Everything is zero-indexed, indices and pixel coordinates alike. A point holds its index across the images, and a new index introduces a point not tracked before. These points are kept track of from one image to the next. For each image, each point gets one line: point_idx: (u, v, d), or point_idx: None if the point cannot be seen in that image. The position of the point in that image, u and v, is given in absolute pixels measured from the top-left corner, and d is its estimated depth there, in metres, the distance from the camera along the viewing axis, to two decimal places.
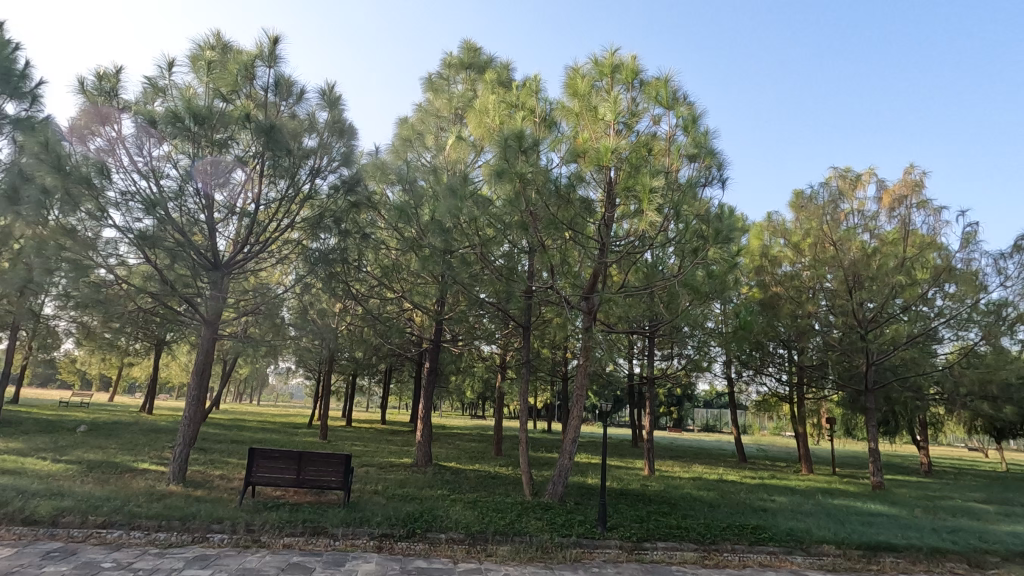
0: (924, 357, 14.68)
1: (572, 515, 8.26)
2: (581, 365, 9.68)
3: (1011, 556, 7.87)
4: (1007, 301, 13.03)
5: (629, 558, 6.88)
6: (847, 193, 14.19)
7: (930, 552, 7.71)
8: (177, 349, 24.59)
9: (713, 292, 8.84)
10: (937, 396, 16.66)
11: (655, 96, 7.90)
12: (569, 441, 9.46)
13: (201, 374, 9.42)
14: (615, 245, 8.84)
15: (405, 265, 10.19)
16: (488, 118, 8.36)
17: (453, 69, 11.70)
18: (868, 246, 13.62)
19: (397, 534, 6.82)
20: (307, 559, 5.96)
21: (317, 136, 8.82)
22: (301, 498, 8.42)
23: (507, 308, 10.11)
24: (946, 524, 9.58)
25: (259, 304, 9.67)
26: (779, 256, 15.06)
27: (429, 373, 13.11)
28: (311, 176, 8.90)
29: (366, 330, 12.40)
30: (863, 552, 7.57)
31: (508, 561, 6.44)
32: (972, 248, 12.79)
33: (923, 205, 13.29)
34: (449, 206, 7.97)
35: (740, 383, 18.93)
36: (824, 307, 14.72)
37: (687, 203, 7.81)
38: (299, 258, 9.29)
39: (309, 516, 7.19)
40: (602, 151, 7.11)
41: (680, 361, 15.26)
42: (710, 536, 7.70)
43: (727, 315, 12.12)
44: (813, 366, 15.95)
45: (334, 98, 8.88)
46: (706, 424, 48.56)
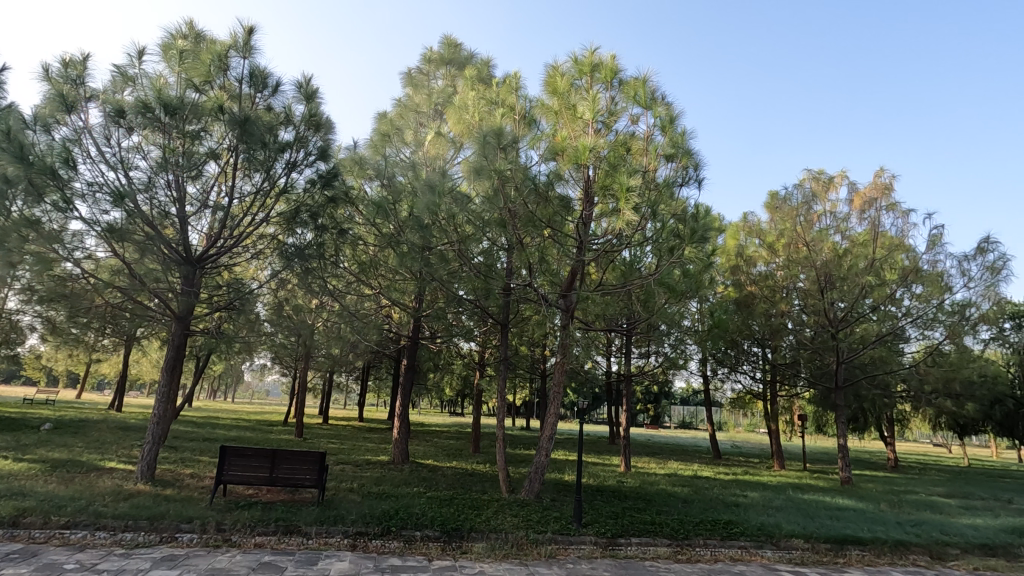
0: (892, 356, 15.05)
1: (548, 511, 8.30)
2: (559, 362, 9.70)
3: (970, 548, 8.14)
4: (970, 301, 13.45)
5: (604, 554, 6.95)
6: (820, 195, 14.41)
7: (894, 546, 7.95)
8: (148, 345, 23.95)
9: (689, 291, 8.95)
10: (904, 394, 17.14)
11: (633, 96, 7.97)
12: (546, 438, 9.49)
13: (171, 371, 9.18)
14: (594, 243, 8.89)
15: (383, 261, 10.08)
16: (467, 114, 8.31)
17: (434, 64, 11.62)
18: (839, 247, 13.93)
19: (372, 532, 6.78)
20: (279, 558, 5.88)
21: (293, 129, 8.64)
22: (274, 497, 8.29)
23: (485, 305, 10.07)
24: (909, 518, 9.88)
25: (233, 300, 9.36)
26: (754, 255, 15.32)
27: (407, 371, 13.02)
28: (287, 170, 8.72)
29: (343, 328, 12.26)
30: (831, 546, 7.77)
31: (483, 558, 6.46)
32: (938, 250, 13.18)
33: (893, 207, 13.60)
34: (427, 202, 7.94)
35: (715, 381, 19.22)
36: (797, 307, 15.07)
37: (664, 203, 7.93)
38: (274, 253, 9.13)
39: (283, 514, 7.11)
40: (580, 149, 7.19)
41: (658, 359, 15.41)
42: (683, 531, 7.81)
43: (703, 314, 12.26)
44: (786, 364, 16.28)
45: (311, 91, 8.75)
46: (682, 421, 49.13)
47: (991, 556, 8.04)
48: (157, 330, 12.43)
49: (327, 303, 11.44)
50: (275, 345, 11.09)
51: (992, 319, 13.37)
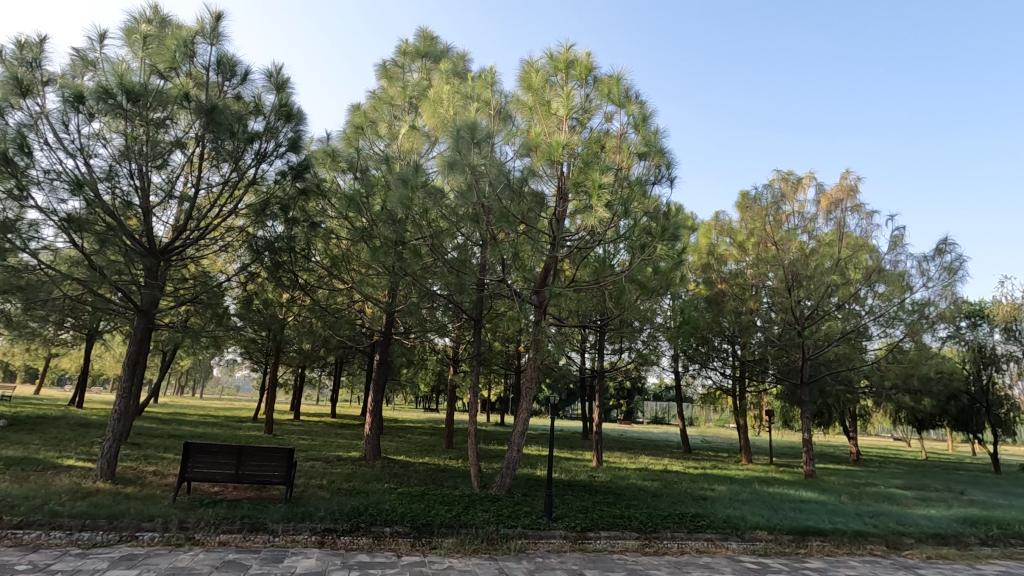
0: (855, 353, 15.48)
1: (519, 507, 8.32)
2: (532, 358, 9.72)
3: (924, 537, 8.46)
4: (929, 301, 13.90)
5: (573, 548, 7.01)
6: (789, 196, 14.67)
7: (853, 536, 8.21)
8: (111, 340, 23.20)
9: (661, 288, 9.05)
10: (866, 389, 17.73)
11: (608, 93, 8.00)
12: (518, 433, 9.51)
13: (134, 366, 8.92)
14: (568, 240, 8.94)
15: (355, 255, 9.93)
16: (441, 108, 8.25)
17: (409, 57, 11.43)
18: (807, 246, 14.24)
19: (340, 529, 6.71)
20: (244, 556, 5.77)
21: (263, 119, 8.46)
22: (241, 494, 8.16)
23: (459, 300, 10.01)
24: (868, 509, 10.20)
25: (199, 293, 9.26)
26: (725, 254, 15.66)
27: (379, 366, 12.91)
28: (256, 161, 8.53)
29: (315, 323, 12.05)
30: (793, 537, 7.99)
31: (452, 553, 6.45)
32: (899, 250, 13.60)
33: (858, 209, 13.98)
34: (399, 195, 7.86)
35: (686, 376, 19.55)
36: (765, 305, 15.40)
37: (637, 201, 7.94)
38: (243, 246, 8.93)
39: (249, 512, 6.99)
40: (553, 145, 7.22)
41: (630, 355, 15.60)
42: (652, 524, 7.94)
43: (674, 311, 12.41)
44: (754, 361, 16.60)
45: (281, 81, 8.58)
46: (655, 416, 49.99)
47: (943, 544, 8.38)
48: (119, 324, 12.06)
49: (298, 297, 11.25)
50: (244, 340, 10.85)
51: (949, 317, 13.90)
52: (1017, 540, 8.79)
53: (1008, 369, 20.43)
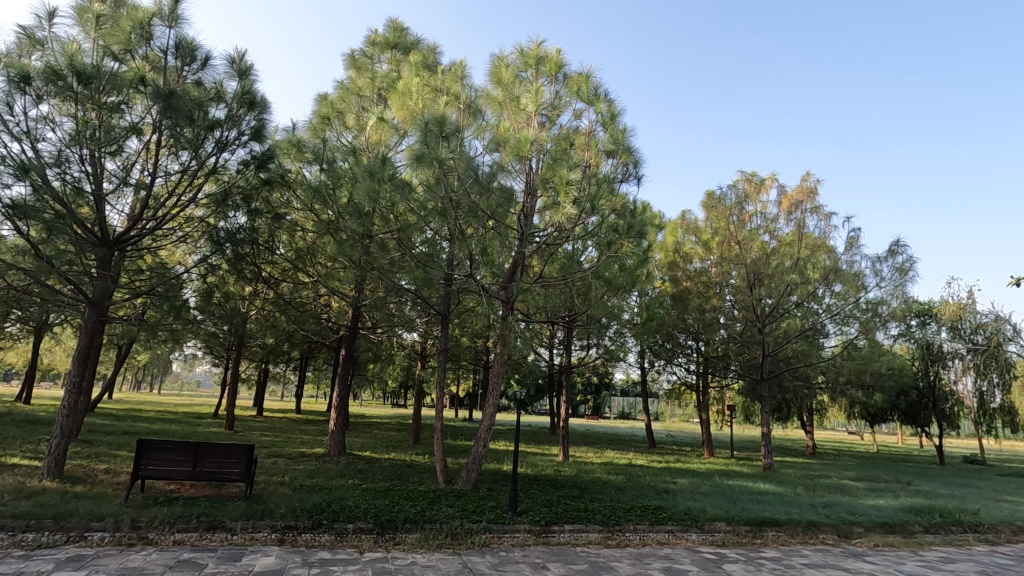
0: (812, 349, 16.04)
1: (484, 501, 8.35)
2: (499, 353, 9.71)
3: (872, 526, 8.84)
4: (882, 300, 14.50)
5: (537, 541, 7.07)
6: (752, 196, 15.01)
7: (806, 526, 8.52)
8: (62, 333, 22.20)
9: (626, 284, 9.16)
10: (822, 385, 18.37)
11: (576, 91, 8.07)
12: (484, 428, 9.52)
13: (84, 360, 8.54)
14: (536, 236, 8.92)
15: (321, 249, 9.78)
16: (410, 101, 8.18)
17: (378, 47, 11.12)
18: (768, 246, 14.63)
19: (302, 526, 6.60)
20: (200, 555, 5.62)
21: (225, 107, 8.21)
22: (199, 492, 7.95)
23: (427, 296, 9.95)
24: (821, 500, 10.59)
25: (155, 285, 8.78)
26: (690, 253, 15.98)
27: (344, 361, 12.72)
28: (217, 149, 8.27)
29: (278, 317, 11.80)
30: (750, 528, 8.24)
31: (415, 548, 6.42)
32: (855, 250, 14.11)
33: (817, 210, 14.44)
34: (366, 188, 7.74)
35: (652, 372, 19.91)
36: (729, 303, 15.77)
37: (604, 198, 8.02)
38: (203, 237, 8.67)
39: (205, 510, 6.81)
40: (521, 141, 7.22)
41: (598, 351, 15.81)
42: (615, 517, 8.07)
43: (641, 308, 12.61)
44: (717, 357, 16.98)
45: (244, 68, 8.33)
46: (622, 412, 50.87)
47: (889, 533, 8.77)
48: (70, 316, 11.55)
49: (260, 291, 10.99)
50: (204, 334, 10.52)
51: (900, 316, 14.54)
52: (957, 527, 9.25)
53: (953, 366, 21.44)
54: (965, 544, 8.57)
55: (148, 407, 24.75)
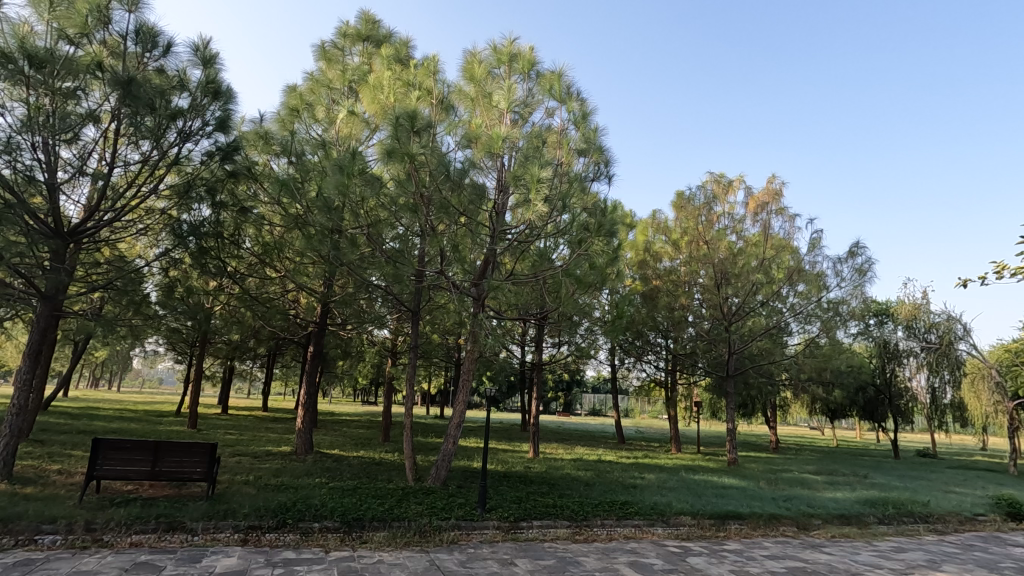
0: (776, 347, 16.48)
1: (453, 498, 8.33)
2: (470, 351, 9.67)
3: (830, 518, 9.15)
4: (842, 299, 15.03)
5: (505, 537, 7.09)
6: (720, 197, 15.32)
7: (768, 519, 8.76)
8: (13, 328, 21.18)
9: (597, 283, 9.21)
10: (785, 382, 18.87)
11: (549, 89, 8.11)
12: (454, 425, 9.49)
13: (35, 356, 8.15)
14: (508, 233, 8.94)
15: (289, 243, 9.60)
16: (382, 95, 8.04)
17: (349, 39, 10.88)
18: (735, 246, 14.95)
19: (266, 526, 6.48)
20: (158, 557, 5.47)
21: (189, 96, 7.95)
22: (159, 492, 7.73)
23: (397, 293, 9.85)
24: (783, 493, 10.90)
25: (114, 278, 8.46)
26: (660, 252, 16.13)
27: (312, 358, 12.50)
28: (181, 140, 8.01)
29: (244, 312, 11.53)
30: (714, 521, 8.43)
31: (383, 547, 6.37)
32: (817, 252, 14.54)
33: (782, 212, 14.81)
34: (334, 182, 7.53)
35: (623, 369, 20.17)
36: (697, 301, 16.05)
37: (575, 196, 8.12)
38: (165, 230, 8.41)
39: (165, 510, 6.62)
40: (493, 137, 7.19)
41: (569, 348, 15.95)
42: (583, 513, 8.16)
43: (611, 306, 12.76)
44: (686, 355, 17.30)
45: (209, 56, 8.10)
46: (592, 408, 51.47)
47: (846, 524, 9.10)
48: (21, 310, 11.04)
49: (225, 286, 10.73)
50: (166, 330, 10.20)
51: (859, 315, 15.09)
52: (908, 518, 9.66)
53: (909, 364, 22.28)
54: (914, 534, 8.95)
55: (106, 407, 22.51)
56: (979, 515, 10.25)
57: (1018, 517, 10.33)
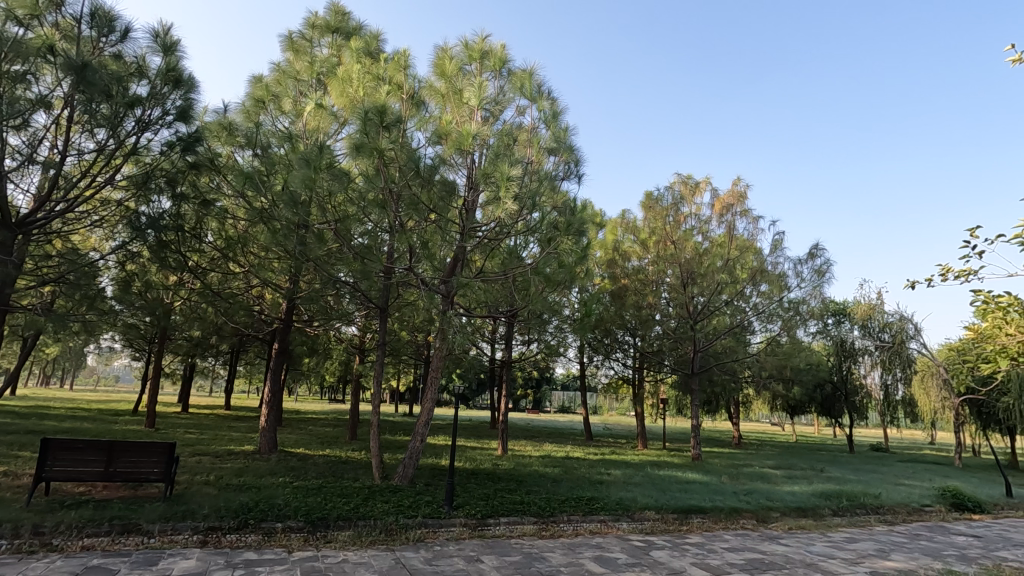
0: (739, 345, 16.90)
1: (420, 496, 8.30)
2: (438, 348, 9.62)
3: (787, 511, 9.46)
4: (802, 299, 15.53)
5: (472, 535, 7.10)
6: (688, 198, 15.60)
7: (728, 512, 9.01)
8: None
9: (565, 281, 9.27)
10: (748, 379, 19.39)
11: (520, 88, 8.13)
12: (421, 423, 9.43)
13: None
14: (478, 231, 8.89)
15: (253, 238, 9.38)
16: (350, 88, 7.90)
17: (318, 31, 10.62)
18: (701, 246, 15.27)
19: (226, 527, 6.33)
20: (111, 560, 5.29)
21: (148, 84, 7.70)
22: (113, 494, 7.47)
23: (365, 289, 9.72)
24: (743, 487, 11.23)
25: (65, 272, 8.01)
26: (628, 251, 16.34)
27: (277, 355, 12.24)
28: (139, 129, 7.74)
29: (206, 308, 11.22)
30: (677, 515, 8.62)
31: (348, 546, 6.29)
32: (779, 253, 14.98)
33: (746, 214, 15.20)
34: (301, 176, 7.36)
35: (591, 367, 20.40)
36: (664, 300, 16.34)
37: (545, 194, 8.19)
38: (121, 221, 8.09)
39: (119, 512, 6.41)
40: (463, 134, 7.18)
41: (538, 345, 16.06)
42: (549, 509, 8.24)
43: (580, 304, 12.90)
44: (652, 353, 17.58)
45: (170, 43, 7.85)
46: (562, 405, 51.90)
47: (802, 516, 9.43)
48: None
49: (186, 281, 10.40)
50: (121, 325, 9.84)
51: (818, 314, 15.61)
52: (861, 510, 10.07)
53: (864, 361, 23.14)
54: (867, 524, 9.33)
55: (56, 407, 20.92)
56: (926, 506, 10.76)
57: (962, 507, 10.89)
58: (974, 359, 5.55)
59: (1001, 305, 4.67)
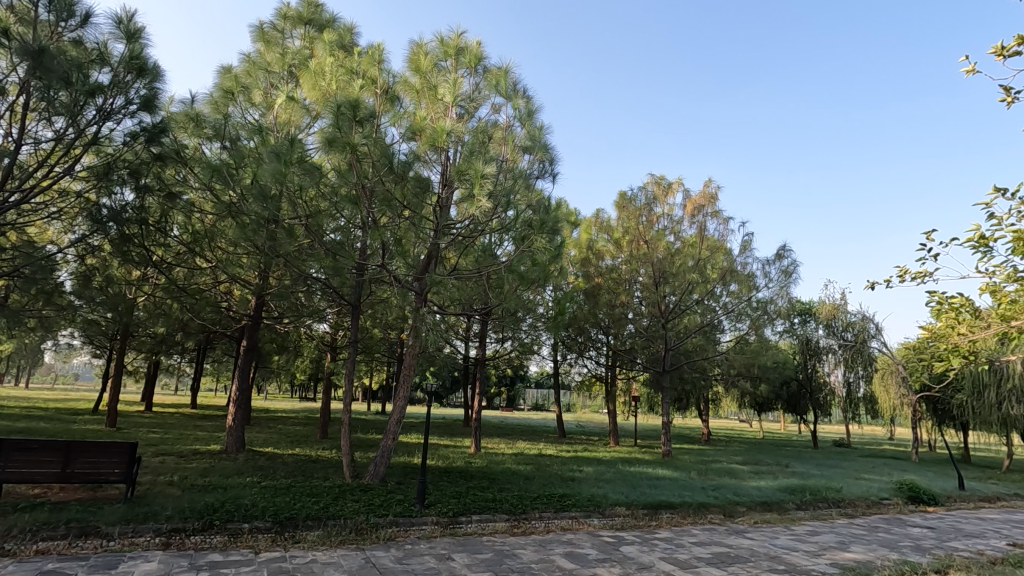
0: (708, 344, 17.24)
1: (392, 495, 8.24)
2: (411, 345, 9.55)
3: (753, 505, 9.71)
4: (769, 299, 15.91)
5: (443, 533, 7.09)
6: (661, 198, 15.81)
7: (697, 507, 9.18)
8: None
9: (539, 279, 9.30)
10: (718, 376, 19.79)
11: (495, 85, 8.12)
12: (393, 422, 9.35)
13: None
14: (453, 228, 8.78)
15: (221, 233, 9.18)
16: (323, 81, 7.74)
17: (290, 21, 10.38)
18: (673, 247, 15.48)
19: (190, 528, 6.18)
20: (68, 564, 5.12)
21: (110, 71, 7.44)
22: (70, 495, 7.22)
23: (337, 286, 9.58)
24: (711, 482, 11.47)
25: (22, 265, 7.61)
26: (602, 250, 16.48)
27: (245, 353, 11.97)
28: (100, 118, 7.48)
29: (171, 304, 10.91)
30: (647, 511, 8.76)
31: (317, 546, 6.21)
32: (748, 254, 15.31)
33: (717, 215, 15.49)
34: (270, 170, 7.17)
35: (565, 365, 20.53)
36: (637, 299, 16.54)
37: (520, 192, 8.19)
38: (81, 214, 7.80)
39: (77, 515, 6.19)
40: (438, 131, 7.13)
41: (512, 343, 16.08)
42: (521, 506, 8.28)
43: (554, 302, 12.97)
44: (625, 351, 17.78)
45: (134, 30, 7.60)
46: (535, 403, 52.10)
47: (767, 510, 9.68)
48: None
49: (150, 275, 10.10)
50: (81, 320, 9.51)
51: (785, 313, 16.02)
52: (823, 503, 10.39)
53: (828, 359, 23.84)
54: (828, 518, 9.63)
55: (9, 407, 19.68)
56: (884, 499, 11.16)
57: (917, 500, 11.33)
58: (930, 357, 5.79)
59: (954, 305, 5.02)
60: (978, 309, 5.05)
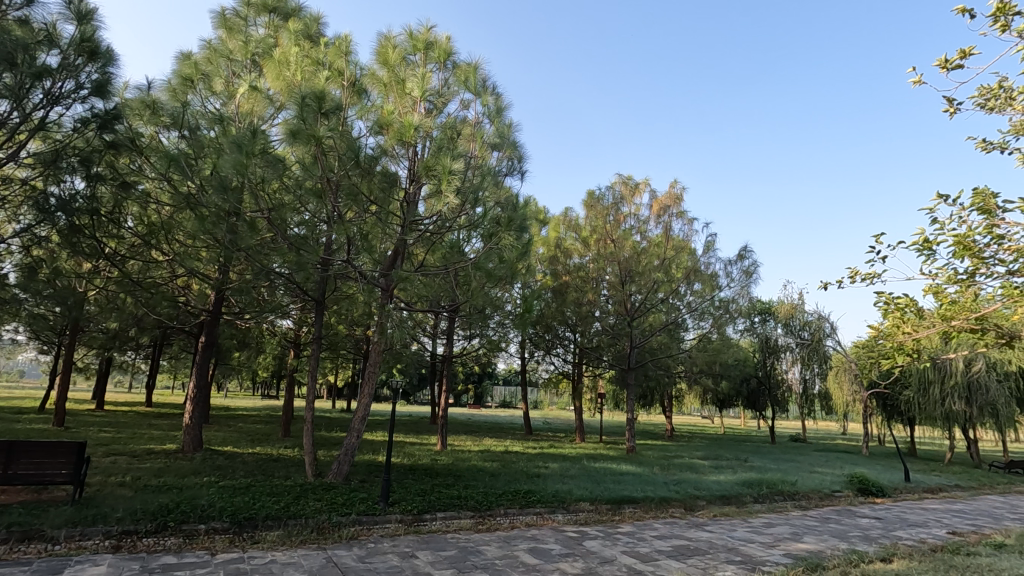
0: (672, 342, 17.57)
1: (354, 493, 8.13)
2: (377, 342, 9.42)
3: (712, 499, 9.97)
4: (731, 298, 16.33)
5: (407, 530, 7.05)
6: (627, 198, 16.04)
7: (659, 502, 9.37)
8: None
9: (507, 276, 9.29)
10: (681, 374, 20.20)
11: (464, 81, 8.22)
12: (358, 419, 9.23)
13: None
14: (420, 224, 8.64)
15: (179, 225, 8.89)
16: (287, 71, 7.53)
17: (253, 8, 10.05)
18: (639, 246, 15.70)
19: (143, 530, 5.98)
20: (8, 570, 4.87)
21: (59, 54, 7.10)
22: (13, 498, 6.89)
23: (301, 282, 9.39)
24: (673, 478, 11.71)
25: None
26: (570, 248, 16.63)
27: (203, 349, 11.63)
28: (48, 102, 7.14)
29: (124, 299, 10.50)
30: (610, 506, 8.90)
31: (276, 546, 6.09)
32: (711, 254, 15.67)
33: (681, 215, 15.79)
34: (231, 161, 6.93)
35: (532, 363, 20.60)
36: (603, 297, 16.71)
37: (488, 189, 8.16)
38: (27, 202, 7.42)
39: (20, 518, 5.90)
40: (406, 125, 7.05)
41: (480, 341, 16.05)
42: (486, 503, 8.28)
43: (521, 299, 13.00)
44: (591, 348, 17.96)
45: (84, 11, 7.25)
46: (502, 400, 52.20)
47: (726, 504, 9.96)
48: None
49: (103, 269, 9.71)
50: (26, 315, 9.07)
51: (745, 312, 16.44)
52: (779, 496, 10.75)
53: (786, 357, 24.64)
54: (783, 510, 9.96)
55: None
56: (836, 492, 11.60)
57: (866, 491, 11.84)
58: (877, 355, 6.07)
59: (900, 305, 5.27)
60: (921, 309, 5.31)
